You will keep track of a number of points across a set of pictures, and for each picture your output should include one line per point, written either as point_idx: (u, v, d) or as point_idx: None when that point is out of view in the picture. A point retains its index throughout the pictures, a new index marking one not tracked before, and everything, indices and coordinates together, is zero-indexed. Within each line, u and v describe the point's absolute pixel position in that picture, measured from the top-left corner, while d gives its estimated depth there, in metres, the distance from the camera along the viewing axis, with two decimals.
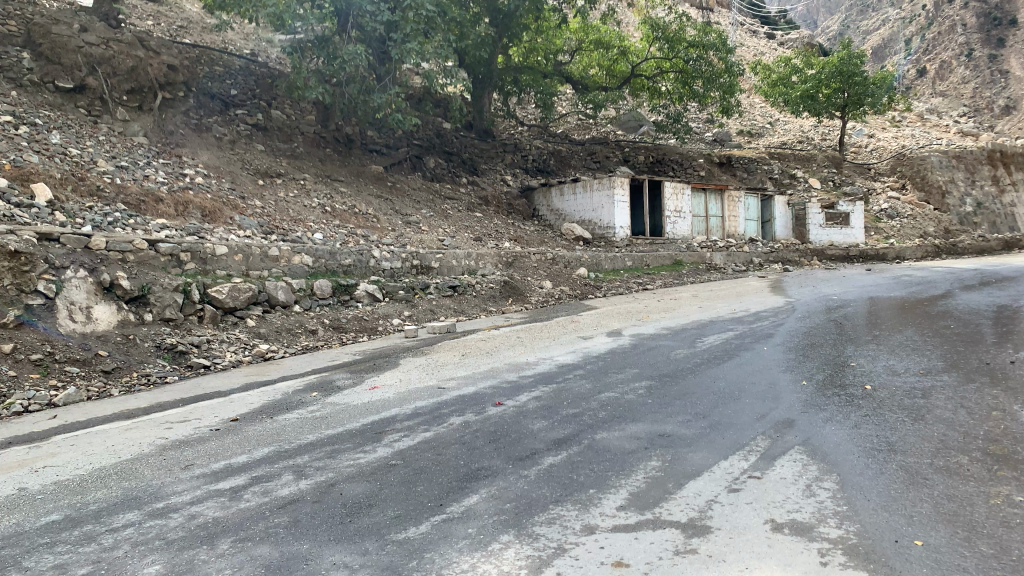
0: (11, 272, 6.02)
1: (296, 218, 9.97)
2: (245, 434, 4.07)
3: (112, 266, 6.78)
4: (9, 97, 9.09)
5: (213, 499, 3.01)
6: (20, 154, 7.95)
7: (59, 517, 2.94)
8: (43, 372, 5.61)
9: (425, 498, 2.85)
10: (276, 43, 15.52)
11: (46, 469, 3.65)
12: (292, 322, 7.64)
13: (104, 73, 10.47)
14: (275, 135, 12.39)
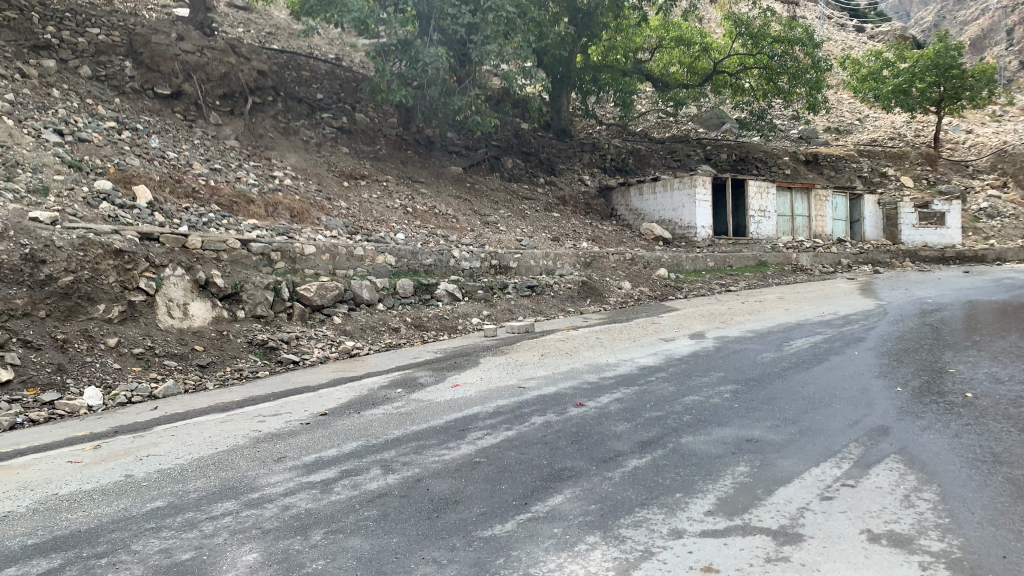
0: (116, 270, 6.37)
1: (380, 218, 10.20)
2: (334, 428, 4.18)
3: (207, 264, 7.08)
4: (113, 103, 9.58)
5: (305, 491, 3.11)
6: (123, 158, 8.37)
7: (163, 503, 3.10)
8: (145, 366, 5.92)
9: (511, 497, 2.87)
10: (359, 47, 15.87)
11: (149, 458, 3.84)
12: (376, 320, 7.81)
13: (199, 80, 10.92)
14: (358, 138, 12.67)
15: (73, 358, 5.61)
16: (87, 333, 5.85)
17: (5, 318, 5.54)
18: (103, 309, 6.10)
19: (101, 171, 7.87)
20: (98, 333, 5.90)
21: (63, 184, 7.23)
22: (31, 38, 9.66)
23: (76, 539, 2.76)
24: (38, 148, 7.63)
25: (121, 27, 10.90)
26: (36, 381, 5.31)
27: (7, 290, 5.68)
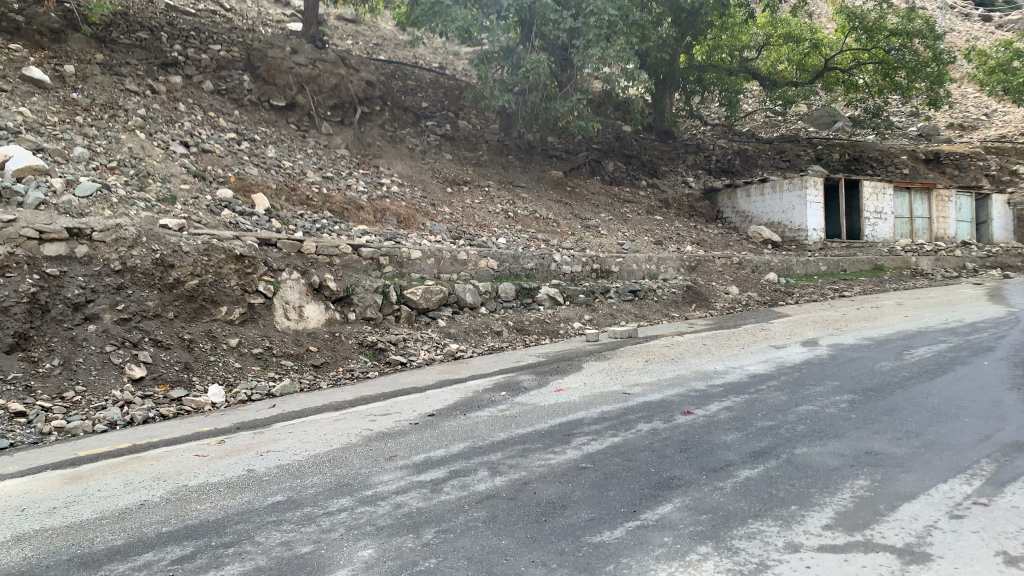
0: (237, 274, 6.72)
1: (482, 223, 10.32)
2: (442, 429, 4.27)
3: (320, 268, 7.36)
4: (233, 116, 10.10)
5: (416, 490, 3.19)
6: (242, 168, 8.82)
7: (282, 498, 3.23)
8: (263, 365, 6.22)
9: (619, 504, 2.85)
10: (462, 55, 16.14)
11: (269, 453, 4.02)
12: (479, 323, 7.92)
13: (311, 91, 11.38)
14: (461, 145, 12.88)
15: (198, 357, 5.97)
16: (211, 334, 6.22)
17: (138, 319, 5.97)
18: (224, 311, 6.46)
19: (222, 180, 8.31)
20: (220, 333, 6.26)
21: (189, 193, 7.69)
22: (160, 56, 10.27)
23: (205, 528, 2.92)
24: (167, 160, 8.13)
25: (240, 42, 11.44)
26: (166, 377, 5.70)
27: (140, 293, 6.11)
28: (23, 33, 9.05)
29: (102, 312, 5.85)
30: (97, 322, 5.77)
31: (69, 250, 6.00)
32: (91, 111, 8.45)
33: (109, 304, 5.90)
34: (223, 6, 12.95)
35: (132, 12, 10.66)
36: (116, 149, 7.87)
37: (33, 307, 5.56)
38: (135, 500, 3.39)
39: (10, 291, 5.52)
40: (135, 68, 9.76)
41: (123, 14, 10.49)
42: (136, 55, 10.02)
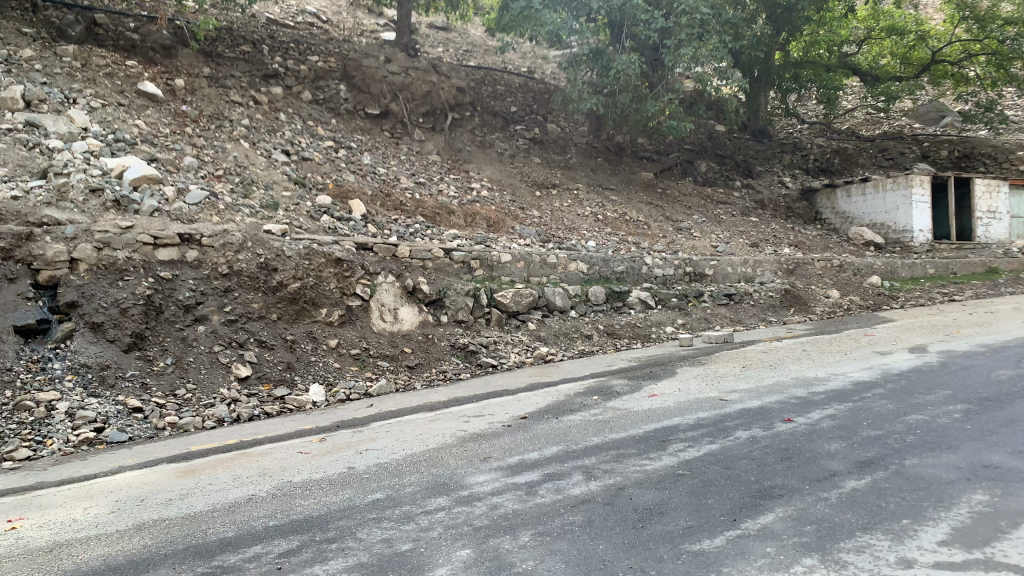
0: (336, 278, 6.93)
1: (571, 226, 10.31)
2: (534, 432, 4.29)
3: (414, 272, 7.50)
4: (330, 125, 10.44)
5: (511, 492, 3.21)
6: (339, 175, 9.09)
7: (382, 495, 3.32)
8: (360, 366, 6.42)
9: (719, 511, 2.80)
10: (551, 59, 16.14)
11: (368, 452, 4.13)
12: (570, 326, 7.90)
13: (404, 99, 11.61)
14: (550, 148, 12.91)
15: (299, 358, 6.21)
16: (311, 335, 6.45)
17: (244, 320, 6.26)
18: (324, 313, 6.69)
19: (321, 187, 8.59)
20: (320, 335, 6.49)
21: (291, 200, 7.99)
22: (262, 68, 10.69)
23: (311, 523, 3.02)
24: (269, 168, 8.47)
25: (337, 53, 11.75)
26: (270, 377, 5.95)
27: (246, 295, 6.39)
28: (138, 50, 9.57)
29: (211, 313, 6.15)
30: (206, 323, 6.08)
31: (181, 254, 6.33)
32: (200, 122, 8.88)
33: (217, 306, 6.21)
34: (320, 19, 13.37)
35: (236, 27, 11.11)
36: (223, 159, 8.25)
37: (149, 309, 5.91)
38: (244, 494, 3.54)
39: (128, 293, 5.89)
40: (240, 80, 10.19)
41: (229, 29, 10.95)
42: (240, 68, 10.45)
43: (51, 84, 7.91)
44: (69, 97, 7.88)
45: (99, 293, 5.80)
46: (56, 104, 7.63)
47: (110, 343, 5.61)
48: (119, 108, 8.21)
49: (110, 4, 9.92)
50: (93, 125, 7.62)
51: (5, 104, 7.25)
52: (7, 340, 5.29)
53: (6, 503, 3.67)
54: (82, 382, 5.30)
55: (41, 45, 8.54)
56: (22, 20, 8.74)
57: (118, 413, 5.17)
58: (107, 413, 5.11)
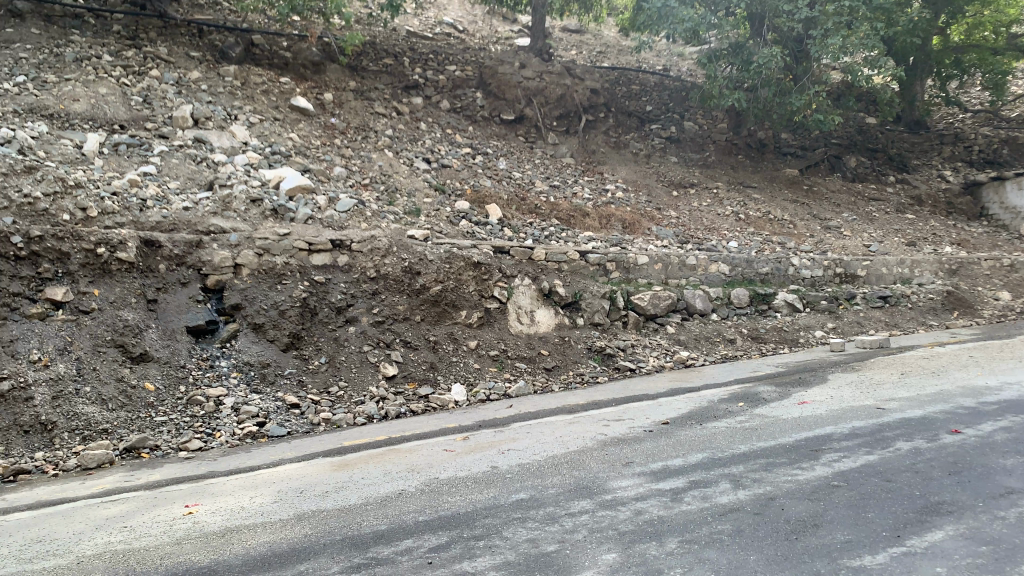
0: (475, 281, 7.06)
1: (711, 226, 10.06)
2: (678, 438, 4.21)
3: (550, 275, 7.54)
4: (467, 132, 10.70)
5: (656, 498, 3.17)
6: (477, 180, 9.28)
7: (525, 496, 3.36)
8: (499, 367, 6.54)
9: (880, 526, 2.68)
10: (687, 56, 15.76)
11: (510, 452, 4.20)
12: (711, 330, 7.71)
13: (539, 103, 11.70)
14: (687, 147, 12.63)
15: (442, 358, 6.40)
16: (453, 336, 6.63)
17: (390, 321, 6.52)
18: (464, 315, 6.84)
19: (459, 193, 8.80)
20: (461, 336, 6.66)
21: (432, 206, 8.23)
22: (404, 79, 11.06)
23: (458, 520, 3.11)
24: (411, 175, 8.77)
25: (474, 61, 11.93)
26: (414, 376, 6.18)
27: (392, 298, 6.65)
28: (291, 67, 10.13)
29: (360, 315, 6.46)
30: (356, 324, 6.38)
31: (333, 259, 6.68)
32: (347, 134, 9.34)
33: (366, 308, 6.50)
34: (457, 28, 13.70)
35: (379, 41, 11.48)
36: (369, 168, 8.62)
37: (305, 311, 6.28)
38: (394, 489, 3.68)
39: (286, 296, 6.28)
40: (382, 92, 10.60)
41: (372, 43, 11.34)
42: (383, 80, 10.85)
43: (215, 103, 8.53)
44: (231, 114, 8.47)
45: (260, 296, 6.22)
46: (220, 120, 8.23)
47: (270, 343, 6.01)
48: (275, 123, 8.76)
49: (264, 24, 10.45)
50: (252, 139, 8.17)
51: (177, 123, 7.89)
52: (181, 340, 5.77)
53: (182, 490, 3.99)
54: (245, 379, 5.70)
55: (206, 67, 9.21)
56: (190, 45, 9.45)
57: (277, 408, 5.52)
58: (268, 409, 5.46)
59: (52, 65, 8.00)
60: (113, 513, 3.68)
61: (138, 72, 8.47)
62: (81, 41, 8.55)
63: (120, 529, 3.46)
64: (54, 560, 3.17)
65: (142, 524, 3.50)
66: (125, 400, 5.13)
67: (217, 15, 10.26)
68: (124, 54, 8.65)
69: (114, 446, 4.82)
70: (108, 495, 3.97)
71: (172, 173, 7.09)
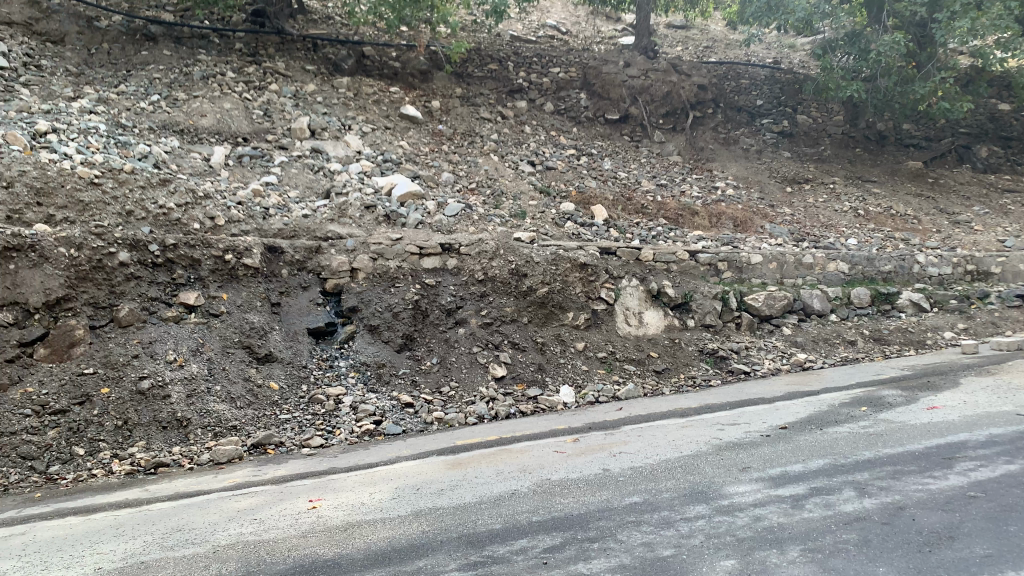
0: (582, 282, 7.03)
1: (828, 223, 9.66)
2: (797, 443, 4.07)
3: (658, 275, 7.42)
4: (572, 133, 10.69)
5: (775, 504, 3.23)
6: (582, 181, 9.26)
7: (639, 499, 3.41)
8: (608, 369, 6.51)
9: (1020, 541, 2.80)
10: (799, 46, 15.16)
11: (622, 455, 4.17)
12: (830, 332, 7.41)
13: (644, 101, 11.51)
14: (801, 141, 12.15)
15: (550, 359, 6.44)
16: (560, 338, 6.66)
17: (499, 323, 6.61)
18: (571, 317, 6.84)
19: (565, 195, 8.80)
20: (569, 338, 6.68)
21: (538, 208, 8.26)
22: (508, 83, 11.17)
23: (572, 521, 3.23)
24: (516, 179, 8.84)
25: (578, 63, 11.89)
26: (523, 377, 6.23)
27: (500, 300, 6.73)
28: (400, 76, 10.40)
29: (469, 316, 6.57)
30: (465, 326, 6.50)
31: (442, 263, 6.83)
32: (454, 140, 9.53)
33: (474, 310, 6.61)
34: (560, 31, 13.72)
35: (484, 47, 11.63)
36: (475, 173, 8.76)
37: (416, 312, 6.46)
38: (507, 489, 3.74)
39: (399, 298, 6.47)
40: (488, 97, 10.74)
41: (477, 49, 11.50)
42: (488, 85, 10.99)
43: (330, 114, 8.88)
44: (344, 124, 8.79)
45: (375, 298, 6.44)
46: (335, 131, 8.56)
47: (384, 344, 6.21)
48: (386, 131, 9.03)
49: (374, 36, 10.76)
50: (365, 148, 8.44)
51: (295, 134, 8.26)
52: (301, 341, 6.05)
53: (306, 484, 4.18)
54: (362, 378, 5.91)
55: (321, 80, 9.59)
56: (305, 59, 9.86)
57: (393, 408, 5.69)
58: (384, 408, 5.64)
59: (182, 84, 8.53)
60: (244, 505, 3.89)
61: (259, 87, 8.92)
62: (207, 60, 9.07)
63: (251, 520, 3.66)
64: (194, 548, 3.41)
65: (270, 517, 3.69)
66: (252, 399, 5.42)
67: (330, 29, 10.65)
68: (245, 71, 9.13)
69: (243, 442, 5.09)
70: (239, 487, 4.20)
71: (291, 182, 7.43)
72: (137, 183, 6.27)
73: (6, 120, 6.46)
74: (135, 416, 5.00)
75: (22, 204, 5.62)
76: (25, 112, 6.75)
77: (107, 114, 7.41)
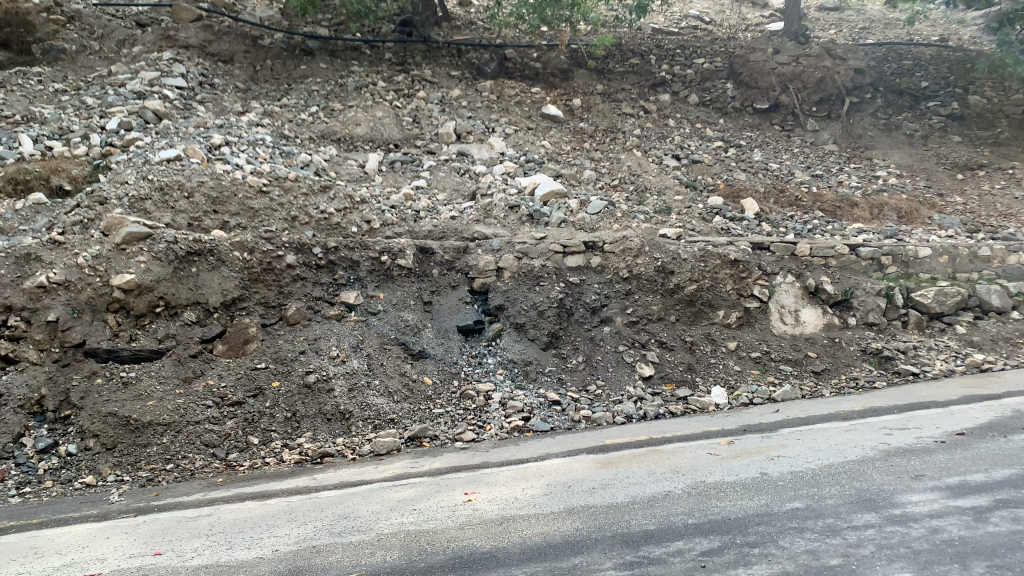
0: (733, 279, 6.76)
1: (1007, 212, 8.85)
2: (978, 452, 4.15)
3: (816, 271, 7.02)
4: (718, 125, 10.38)
5: (956, 516, 3.56)
6: (731, 174, 8.96)
7: (801, 505, 3.70)
8: (762, 369, 6.32)
9: None
10: (970, 21, 13.98)
11: (781, 459, 4.20)
12: (1011, 330, 6.78)
13: (796, 89, 10.87)
14: (974, 123, 10.99)
15: (700, 359, 6.32)
16: (710, 337, 6.50)
17: (645, 321, 6.53)
18: (722, 315, 6.64)
19: (712, 189, 8.57)
20: (719, 337, 6.51)
21: (684, 203, 8.09)
22: (651, 77, 10.99)
23: (730, 525, 3.56)
24: (661, 173, 8.67)
25: (723, 52, 11.53)
26: (672, 377, 6.15)
27: (646, 298, 6.64)
28: (541, 77, 10.50)
29: (615, 315, 6.54)
30: (611, 325, 6.48)
31: (587, 261, 6.82)
32: (596, 137, 9.52)
33: (620, 308, 6.57)
34: (704, 20, 13.35)
35: (625, 42, 11.51)
36: (619, 169, 8.70)
37: (562, 310, 6.50)
38: (661, 490, 3.93)
39: (544, 297, 6.53)
40: (630, 92, 10.63)
41: (618, 45, 11.41)
42: (630, 80, 10.88)
43: (475, 117, 9.08)
44: (489, 126, 8.97)
45: (520, 297, 6.54)
46: (480, 133, 8.73)
47: (531, 342, 6.29)
48: (528, 132, 9.14)
49: (516, 38, 10.89)
50: (508, 149, 8.57)
51: (442, 139, 8.52)
52: (452, 338, 6.23)
53: (461, 477, 4.29)
54: (510, 375, 6.02)
55: (465, 84, 9.84)
56: (450, 65, 10.15)
57: (541, 405, 5.75)
58: (532, 405, 5.71)
59: (338, 95, 9.01)
60: (403, 496, 4.07)
61: (408, 95, 9.28)
62: (359, 71, 9.53)
63: (409, 511, 3.85)
64: (360, 535, 3.67)
65: (428, 508, 3.87)
66: (408, 393, 5.65)
67: (473, 34, 10.90)
68: (395, 79, 9.53)
69: (400, 435, 5.31)
70: (398, 478, 4.34)
71: (439, 186, 7.67)
72: (300, 190, 6.69)
73: (186, 136, 7.06)
74: (302, 408, 5.33)
75: (201, 212, 6.14)
76: (202, 127, 7.35)
77: (272, 126, 7.94)
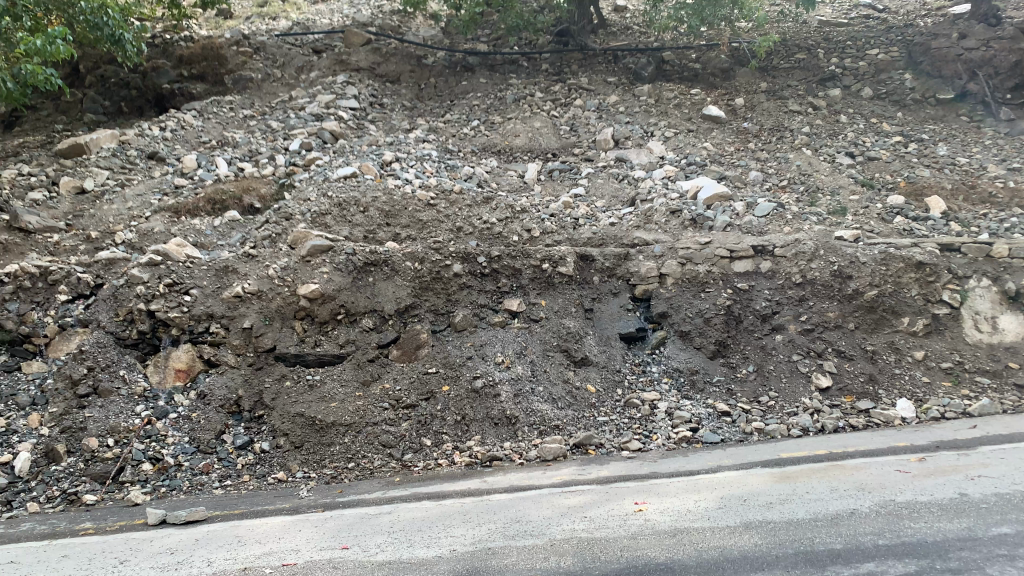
0: (918, 283, 6.27)
1: None
2: None
3: (1018, 274, 6.23)
4: (896, 119, 9.68)
5: None
6: (913, 170, 8.30)
7: (1010, 531, 3.55)
8: (954, 382, 5.88)
9: None
10: None
11: (982, 479, 3.96)
12: None
13: (986, 75, 9.95)
14: None
15: (882, 370, 5.93)
16: (894, 347, 6.07)
17: (821, 330, 6.21)
18: (907, 323, 6.16)
19: (892, 187, 8.02)
20: (905, 346, 6.06)
21: (860, 203, 7.62)
22: (820, 72, 10.44)
23: (930, 548, 3.45)
24: (834, 172, 8.19)
25: (900, 41, 10.76)
26: (851, 389, 5.84)
27: (821, 304, 6.29)
28: (701, 78, 10.25)
29: (788, 322, 6.26)
30: (783, 333, 6.23)
31: (755, 265, 6.53)
32: (761, 137, 9.16)
33: (793, 316, 6.28)
34: (878, 8, 12.50)
35: (790, 38, 11.08)
36: (787, 169, 8.32)
37: (729, 318, 6.33)
38: (846, 508, 3.77)
39: (710, 303, 6.38)
40: (797, 89, 10.15)
41: (783, 42, 11.01)
42: (797, 76, 10.40)
43: (633, 122, 9.02)
44: (648, 131, 8.88)
45: (685, 304, 6.43)
46: (639, 138, 8.67)
47: (697, 350, 6.21)
48: (689, 134, 8.95)
49: (674, 39, 10.68)
50: (668, 153, 8.41)
51: (600, 145, 8.53)
52: (614, 346, 6.22)
53: (630, 486, 4.23)
54: (676, 385, 5.94)
55: (623, 90, 9.79)
56: (608, 71, 10.15)
57: (709, 415, 5.69)
58: (701, 415, 5.66)
59: (498, 108, 9.24)
60: (573, 502, 4.10)
61: (565, 104, 9.36)
62: (518, 83, 9.73)
63: (581, 518, 3.90)
64: (534, 540, 3.76)
65: (600, 516, 3.90)
66: (572, 399, 5.68)
67: (630, 39, 10.80)
68: (552, 89, 9.63)
69: (566, 441, 5.36)
70: (567, 484, 4.34)
71: (598, 193, 7.68)
72: (465, 202, 6.92)
73: (361, 154, 7.50)
74: (471, 412, 5.48)
75: (375, 225, 6.51)
76: (374, 145, 7.78)
77: (437, 142, 8.29)
